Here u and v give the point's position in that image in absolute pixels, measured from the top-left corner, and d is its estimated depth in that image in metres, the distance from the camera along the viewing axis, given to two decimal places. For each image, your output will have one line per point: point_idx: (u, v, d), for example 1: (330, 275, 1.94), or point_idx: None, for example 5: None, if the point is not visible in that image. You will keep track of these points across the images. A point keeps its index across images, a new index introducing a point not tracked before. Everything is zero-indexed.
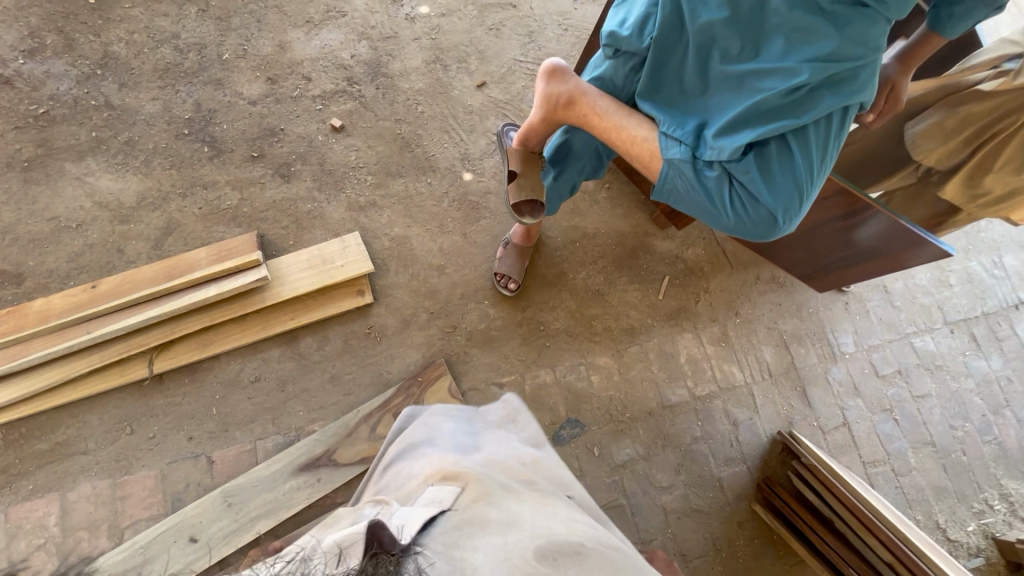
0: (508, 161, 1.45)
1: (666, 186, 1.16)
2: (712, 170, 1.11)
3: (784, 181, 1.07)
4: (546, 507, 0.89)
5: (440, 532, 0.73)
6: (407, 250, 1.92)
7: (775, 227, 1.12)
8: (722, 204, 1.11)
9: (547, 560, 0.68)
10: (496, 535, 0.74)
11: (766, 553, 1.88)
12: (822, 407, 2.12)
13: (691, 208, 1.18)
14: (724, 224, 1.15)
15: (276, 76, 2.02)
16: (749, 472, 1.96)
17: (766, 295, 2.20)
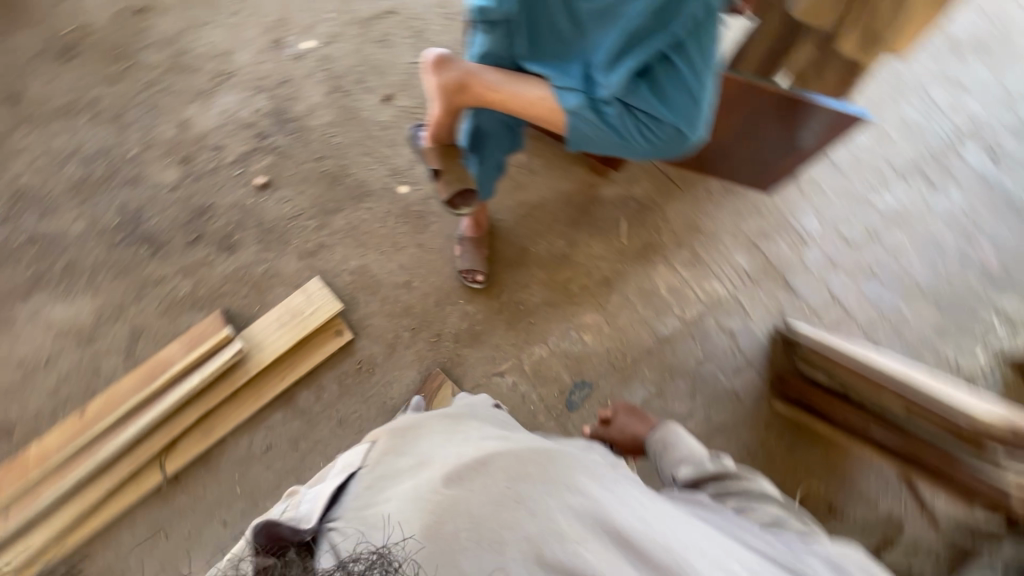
0: (427, 161, 1.47)
1: (575, 137, 1.20)
2: (610, 107, 1.14)
3: (677, 93, 1.11)
4: (454, 436, 1.06)
5: (351, 497, 0.90)
6: (370, 278, 1.93)
7: (685, 137, 1.18)
8: (631, 135, 1.17)
9: (452, 482, 0.83)
10: (408, 481, 0.89)
11: (800, 442, 1.93)
12: (807, 291, 2.17)
13: (605, 147, 1.22)
14: (638, 151, 1.21)
15: (187, 155, 2.01)
16: (760, 374, 2.01)
17: (722, 204, 2.24)
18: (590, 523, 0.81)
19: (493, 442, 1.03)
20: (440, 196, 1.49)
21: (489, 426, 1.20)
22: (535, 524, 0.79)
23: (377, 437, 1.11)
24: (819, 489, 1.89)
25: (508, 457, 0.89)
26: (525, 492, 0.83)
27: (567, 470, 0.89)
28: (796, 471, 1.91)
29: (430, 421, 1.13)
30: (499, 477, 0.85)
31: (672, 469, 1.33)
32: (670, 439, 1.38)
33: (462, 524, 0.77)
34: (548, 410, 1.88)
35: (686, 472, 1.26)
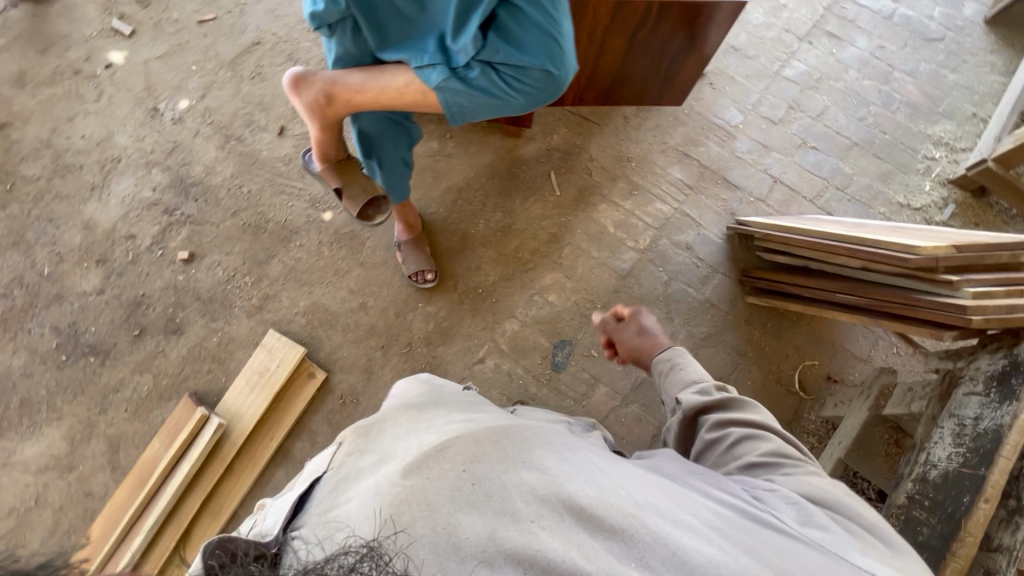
0: (327, 181, 1.48)
1: (451, 110, 1.17)
2: (473, 70, 1.10)
3: (532, 36, 1.07)
4: (419, 425, 1.01)
5: (317, 502, 0.84)
6: (325, 313, 1.90)
7: (556, 79, 1.14)
8: (503, 91, 1.13)
9: (410, 472, 0.77)
10: (370, 479, 0.83)
11: (784, 326, 1.96)
12: (749, 182, 2.17)
13: (485, 111, 1.19)
14: (517, 106, 1.18)
15: (103, 254, 1.94)
16: (728, 276, 2.02)
17: (643, 125, 2.21)
18: (551, 493, 0.74)
19: (461, 426, 0.98)
20: (347, 212, 1.50)
21: (458, 408, 1.17)
22: (491, 507, 0.72)
23: (347, 435, 1.05)
24: (815, 363, 1.93)
25: (467, 438, 0.83)
26: (482, 472, 0.76)
27: (526, 444, 0.82)
28: (789, 353, 1.94)
29: (398, 412, 1.09)
30: (456, 460, 0.78)
31: (674, 391, 1.24)
32: (677, 361, 1.29)
33: (413, 515, 0.71)
34: (538, 379, 1.88)
35: (688, 393, 1.17)
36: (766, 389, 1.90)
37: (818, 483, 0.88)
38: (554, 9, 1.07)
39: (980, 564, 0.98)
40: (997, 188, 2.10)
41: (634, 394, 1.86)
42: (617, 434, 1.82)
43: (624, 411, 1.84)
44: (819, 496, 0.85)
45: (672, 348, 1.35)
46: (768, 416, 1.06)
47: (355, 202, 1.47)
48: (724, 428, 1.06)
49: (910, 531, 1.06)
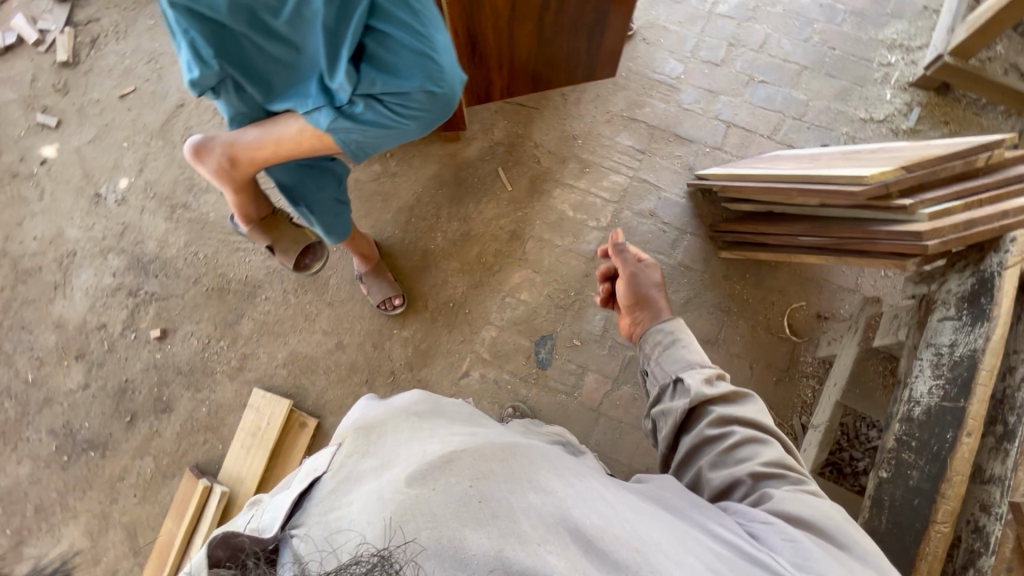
0: (257, 241, 1.46)
1: (349, 147, 1.15)
2: (357, 105, 1.08)
3: (406, 58, 1.05)
4: (422, 432, 0.92)
5: (318, 503, 0.78)
6: (304, 360, 1.90)
7: (442, 97, 1.13)
8: (394, 118, 1.11)
9: (416, 482, 0.73)
10: (374, 482, 0.77)
11: (764, 273, 1.90)
12: (702, 133, 2.10)
13: (381, 141, 1.17)
14: (411, 130, 1.17)
15: (79, 349, 1.95)
16: (697, 235, 1.96)
17: (582, 99, 2.14)
18: (557, 516, 0.70)
19: (464, 434, 0.90)
20: (285, 265, 1.51)
21: (461, 418, 1.05)
22: (497, 527, 0.68)
23: (343, 436, 0.96)
24: (802, 304, 1.87)
25: (473, 450, 0.78)
26: (488, 490, 0.72)
27: (533, 466, 0.78)
28: (775, 299, 1.88)
29: (397, 414, 0.98)
30: (462, 474, 0.74)
31: (668, 367, 1.11)
32: (680, 338, 1.14)
33: (421, 528, 0.68)
34: (526, 380, 1.85)
35: (692, 378, 1.05)
36: (758, 339, 1.85)
37: (816, 503, 0.84)
38: (422, 28, 1.05)
39: (974, 498, 0.93)
40: (960, 81, 1.99)
41: (624, 374, 1.83)
42: (615, 418, 1.80)
43: (618, 393, 1.82)
44: (817, 523, 0.80)
45: (674, 320, 1.19)
46: (764, 408, 1.03)
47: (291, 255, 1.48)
48: (727, 426, 0.99)
49: (901, 475, 1.02)
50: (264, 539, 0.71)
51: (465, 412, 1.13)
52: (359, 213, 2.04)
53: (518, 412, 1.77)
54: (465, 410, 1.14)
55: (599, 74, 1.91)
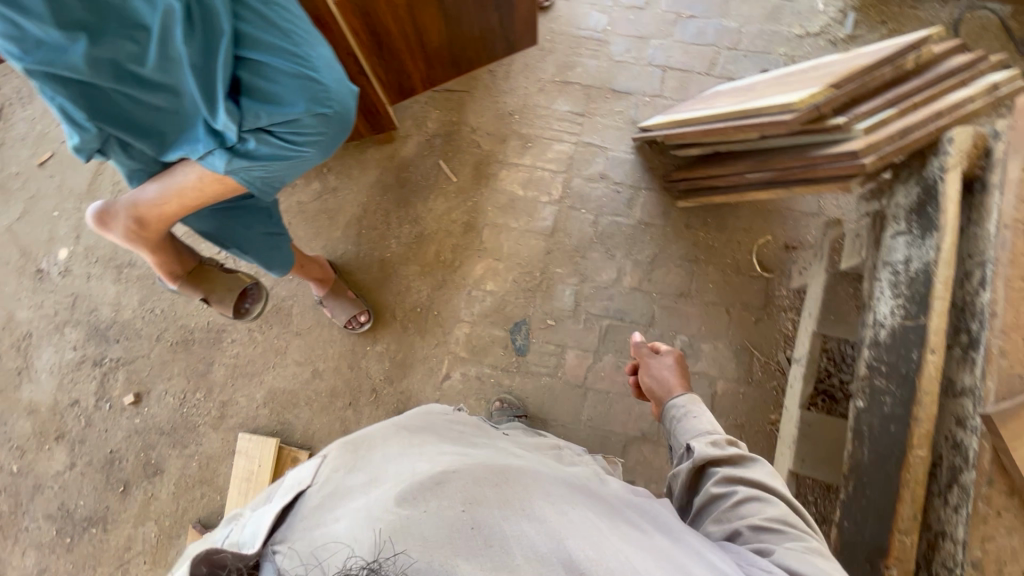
0: (189, 293, 1.43)
1: (254, 183, 1.12)
2: (249, 141, 1.03)
3: (286, 84, 1.01)
4: (413, 448, 0.85)
5: (302, 516, 0.72)
6: (284, 396, 1.87)
7: (335, 116, 1.09)
8: (293, 146, 1.08)
9: (406, 502, 0.68)
10: (361, 500, 0.71)
11: (725, 215, 1.86)
12: (639, 82, 2.02)
13: (285, 173, 1.14)
14: (313, 156, 1.13)
15: (57, 429, 1.91)
16: (652, 189, 1.91)
17: (510, 72, 2.06)
18: (553, 545, 0.65)
19: (456, 456, 0.84)
20: (222, 313, 1.50)
21: (454, 435, 0.98)
22: (489, 558, 0.63)
23: (329, 448, 0.89)
24: (768, 239, 1.83)
25: (466, 474, 0.73)
26: (482, 515, 0.67)
27: (529, 490, 0.72)
28: (740, 239, 1.84)
29: (388, 430, 0.92)
30: (455, 498, 0.68)
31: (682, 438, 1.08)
32: (692, 410, 1.12)
33: (414, 547, 0.63)
34: (508, 370, 1.82)
35: (699, 442, 1.01)
36: (730, 283, 1.81)
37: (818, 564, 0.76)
38: (296, 50, 1.01)
39: (950, 414, 0.91)
40: None
41: (604, 344, 1.81)
42: (603, 390, 1.78)
43: (601, 364, 1.79)
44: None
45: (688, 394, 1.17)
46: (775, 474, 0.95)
47: (224, 303, 1.46)
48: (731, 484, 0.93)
49: (877, 403, 0.99)
50: (246, 555, 0.65)
51: (459, 426, 1.06)
52: (307, 235, 1.98)
53: (505, 403, 1.75)
54: (458, 423, 1.05)
55: (521, 44, 1.80)
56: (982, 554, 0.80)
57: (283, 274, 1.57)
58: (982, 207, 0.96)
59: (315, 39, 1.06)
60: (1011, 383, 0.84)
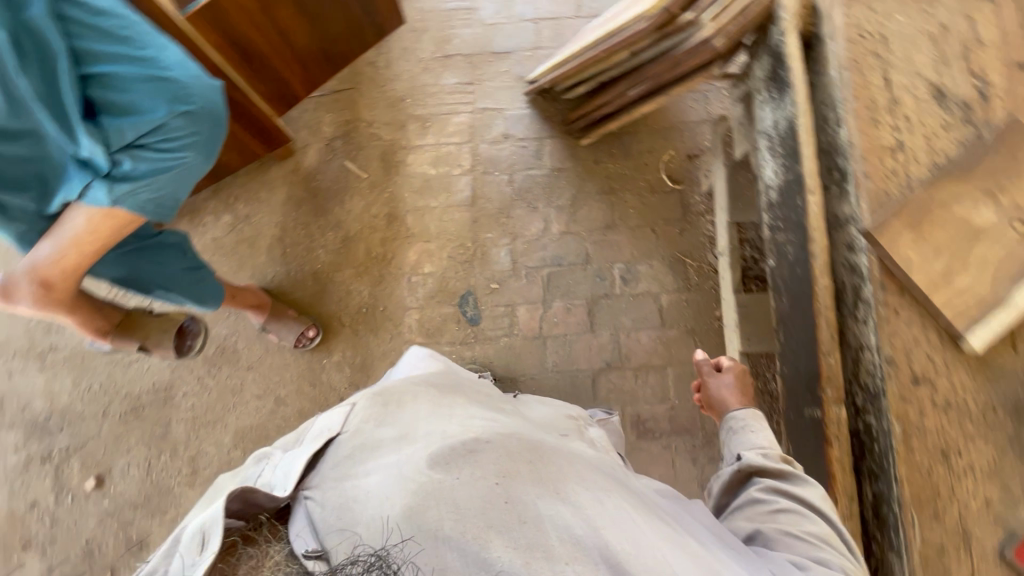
0: (126, 345, 1.41)
1: (146, 208, 1.06)
2: (123, 161, 1.00)
3: (141, 90, 0.98)
4: (442, 405, 0.87)
5: (329, 463, 0.77)
6: (253, 432, 1.81)
7: (203, 112, 1.06)
8: (172, 155, 1.05)
9: (438, 467, 0.71)
10: (389, 455, 0.75)
11: (628, 142, 1.95)
12: (516, 38, 2.07)
13: (175, 187, 1.09)
14: (195, 161, 1.09)
15: (20, 539, 1.78)
16: (555, 135, 1.97)
17: (391, 58, 2.07)
18: (588, 532, 0.67)
19: (486, 419, 0.85)
20: (165, 357, 1.48)
21: (477, 397, 0.99)
22: (522, 535, 0.66)
23: (358, 395, 0.90)
24: (672, 153, 1.93)
25: (500, 444, 0.75)
26: (516, 491, 0.69)
27: (563, 468, 0.74)
28: (648, 159, 1.93)
29: (416, 384, 0.93)
30: (489, 468, 0.71)
31: (730, 450, 1.02)
32: (750, 423, 1.04)
33: (451, 521, 0.66)
34: (466, 342, 1.84)
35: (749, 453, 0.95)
36: (649, 203, 1.90)
37: None
38: (141, 53, 0.98)
39: (842, 243, 1.01)
40: None
41: (550, 291, 1.86)
42: (561, 334, 1.83)
43: (553, 311, 1.85)
44: None
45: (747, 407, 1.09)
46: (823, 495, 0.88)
47: (164, 346, 1.44)
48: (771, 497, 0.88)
49: (783, 255, 1.09)
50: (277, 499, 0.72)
51: (480, 390, 1.08)
52: (232, 268, 1.92)
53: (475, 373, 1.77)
54: (490, 395, 1.07)
55: (388, 24, 1.80)
56: (893, 349, 0.90)
57: (217, 306, 1.56)
58: (822, 58, 1.06)
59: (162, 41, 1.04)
60: (880, 198, 0.95)
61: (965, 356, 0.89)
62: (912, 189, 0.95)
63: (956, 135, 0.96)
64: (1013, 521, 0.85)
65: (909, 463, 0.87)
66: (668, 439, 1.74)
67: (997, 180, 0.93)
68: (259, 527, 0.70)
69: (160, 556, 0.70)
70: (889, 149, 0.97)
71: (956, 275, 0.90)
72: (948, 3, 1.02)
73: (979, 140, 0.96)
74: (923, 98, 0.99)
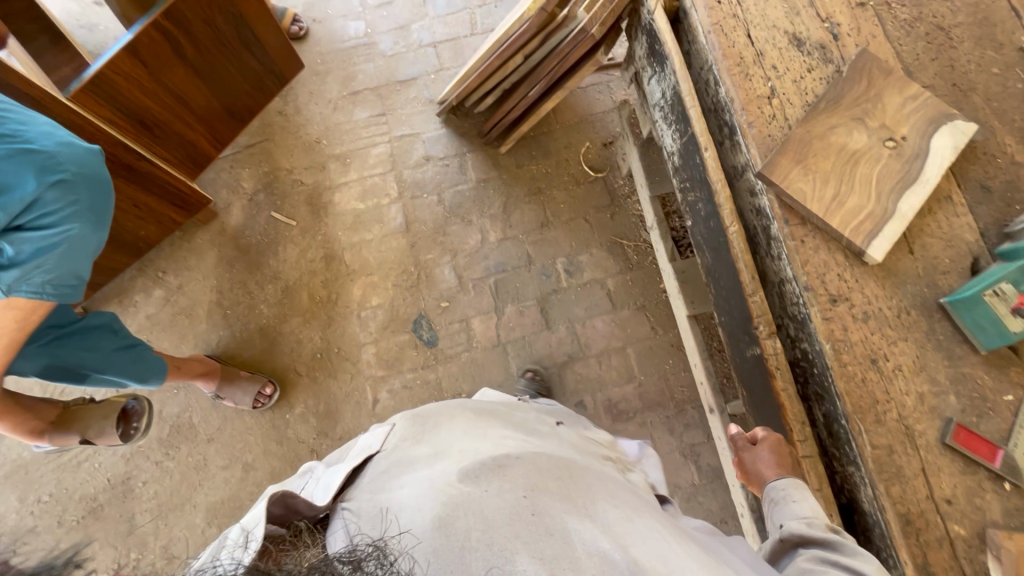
0: (67, 441, 1.34)
1: (44, 291, 1.03)
2: (4, 247, 0.94)
3: (5, 166, 0.93)
4: (477, 425, 0.92)
5: (367, 479, 0.84)
6: (225, 506, 1.72)
7: (77, 178, 1.04)
8: (60, 228, 1.01)
9: (468, 479, 0.75)
10: (422, 469, 0.80)
11: (545, 142, 2.01)
12: (418, 64, 2.11)
13: (71, 263, 1.05)
14: (84, 232, 1.06)
15: None
16: (475, 148, 2.02)
17: (299, 105, 2.08)
18: (618, 550, 0.68)
19: (519, 437, 0.90)
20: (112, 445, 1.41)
21: (514, 419, 1.03)
22: (549, 544, 0.67)
23: (399, 417, 1.00)
24: (588, 145, 2.00)
25: (530, 462, 0.79)
26: (543, 504, 0.72)
27: (589, 490, 0.78)
28: (568, 155, 2.00)
29: (453, 407, 1.00)
30: (516, 482, 0.74)
31: (773, 521, 0.92)
32: (791, 496, 0.92)
33: (477, 525, 0.68)
34: (428, 365, 1.82)
35: (793, 522, 0.87)
36: (577, 195, 1.96)
37: None
38: None
39: (745, 190, 1.08)
40: None
41: (500, 298, 1.88)
42: (519, 337, 1.85)
43: (506, 316, 1.86)
44: None
45: (788, 478, 0.95)
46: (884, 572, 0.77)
47: (107, 433, 1.36)
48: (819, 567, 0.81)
49: (697, 212, 1.15)
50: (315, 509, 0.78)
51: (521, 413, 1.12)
52: (172, 342, 1.84)
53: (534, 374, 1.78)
54: (527, 415, 1.11)
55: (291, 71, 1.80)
56: (808, 276, 0.97)
57: (162, 381, 1.50)
58: (690, 28, 1.15)
59: (18, 115, 1.00)
60: (766, 142, 1.02)
61: (870, 269, 0.96)
62: (792, 128, 1.03)
63: (819, 75, 1.06)
64: (947, 409, 0.91)
65: (845, 376, 0.93)
66: (642, 415, 1.76)
67: (861, 107, 1.02)
68: (298, 534, 0.74)
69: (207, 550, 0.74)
70: (765, 97, 1.05)
71: (846, 197, 0.97)
72: None
73: (839, 75, 1.05)
74: (783, 47, 1.08)
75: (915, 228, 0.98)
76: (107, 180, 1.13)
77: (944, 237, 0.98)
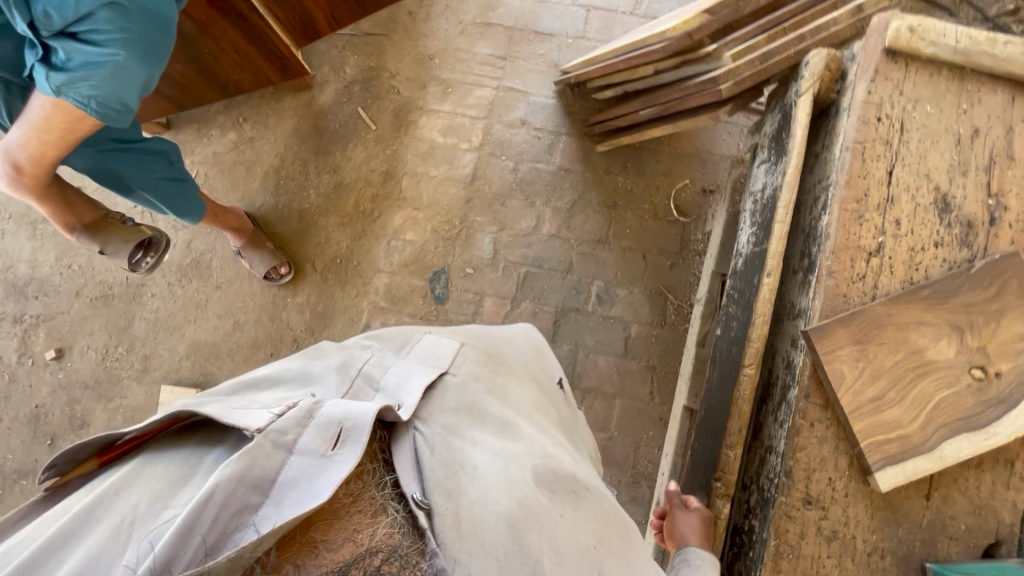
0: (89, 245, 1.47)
1: (89, 104, 1.01)
2: (58, 49, 0.94)
3: None
4: (538, 413, 0.86)
5: (441, 404, 0.74)
6: (206, 348, 1.85)
7: (135, 6, 0.97)
8: (105, 46, 0.96)
9: (544, 486, 0.69)
10: (497, 436, 0.73)
11: (645, 160, 1.85)
12: (561, 23, 1.95)
13: (121, 89, 1.03)
14: (130, 62, 1.01)
15: None
16: (573, 134, 1.88)
17: (430, 15, 1.99)
18: None
19: (572, 455, 0.85)
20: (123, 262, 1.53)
21: (554, 412, 0.95)
22: None
23: (468, 339, 0.91)
24: (686, 183, 1.82)
25: (601, 504, 0.74)
26: (608, 566, 0.67)
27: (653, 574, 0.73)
28: (661, 184, 1.83)
29: (518, 369, 0.93)
30: (590, 524, 0.69)
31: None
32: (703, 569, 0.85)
33: (551, 554, 0.63)
34: (425, 320, 1.81)
35: None
36: (648, 228, 1.81)
37: None
38: None
39: (787, 335, 0.95)
40: None
41: (521, 290, 1.81)
42: None
43: (519, 311, 1.80)
44: None
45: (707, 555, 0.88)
46: None
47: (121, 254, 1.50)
48: None
49: (728, 327, 1.06)
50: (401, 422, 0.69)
51: (558, 395, 1.03)
52: (225, 187, 1.93)
53: None
54: (559, 400, 1.01)
55: None
56: (795, 463, 0.84)
57: (196, 222, 1.61)
58: (833, 132, 0.97)
59: None
60: (835, 301, 0.87)
61: (869, 492, 0.83)
62: (874, 300, 0.86)
63: (943, 255, 0.87)
64: None
65: None
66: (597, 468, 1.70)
67: (969, 317, 0.83)
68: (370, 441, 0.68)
69: (289, 418, 0.61)
70: (865, 252, 0.88)
71: (886, 406, 0.82)
72: (988, 105, 0.90)
73: (967, 267, 0.86)
74: (923, 205, 0.88)
75: (947, 476, 0.83)
76: (169, 19, 1.05)
77: (974, 502, 0.82)
